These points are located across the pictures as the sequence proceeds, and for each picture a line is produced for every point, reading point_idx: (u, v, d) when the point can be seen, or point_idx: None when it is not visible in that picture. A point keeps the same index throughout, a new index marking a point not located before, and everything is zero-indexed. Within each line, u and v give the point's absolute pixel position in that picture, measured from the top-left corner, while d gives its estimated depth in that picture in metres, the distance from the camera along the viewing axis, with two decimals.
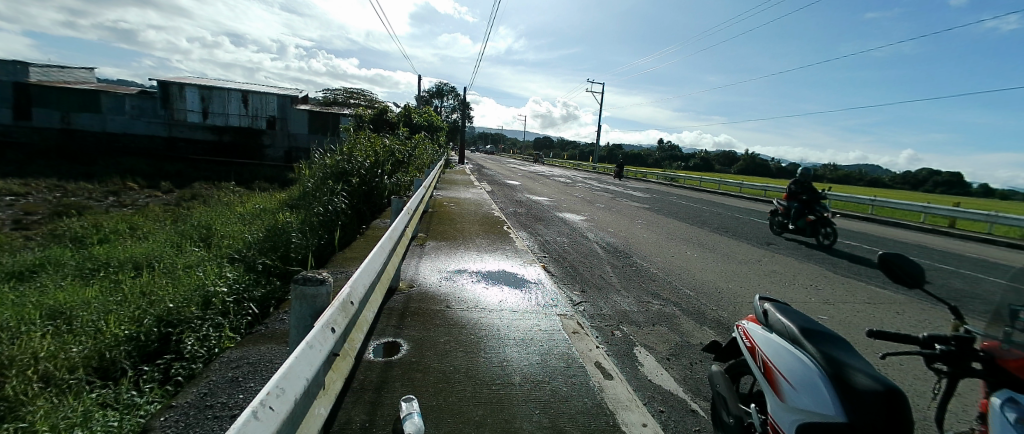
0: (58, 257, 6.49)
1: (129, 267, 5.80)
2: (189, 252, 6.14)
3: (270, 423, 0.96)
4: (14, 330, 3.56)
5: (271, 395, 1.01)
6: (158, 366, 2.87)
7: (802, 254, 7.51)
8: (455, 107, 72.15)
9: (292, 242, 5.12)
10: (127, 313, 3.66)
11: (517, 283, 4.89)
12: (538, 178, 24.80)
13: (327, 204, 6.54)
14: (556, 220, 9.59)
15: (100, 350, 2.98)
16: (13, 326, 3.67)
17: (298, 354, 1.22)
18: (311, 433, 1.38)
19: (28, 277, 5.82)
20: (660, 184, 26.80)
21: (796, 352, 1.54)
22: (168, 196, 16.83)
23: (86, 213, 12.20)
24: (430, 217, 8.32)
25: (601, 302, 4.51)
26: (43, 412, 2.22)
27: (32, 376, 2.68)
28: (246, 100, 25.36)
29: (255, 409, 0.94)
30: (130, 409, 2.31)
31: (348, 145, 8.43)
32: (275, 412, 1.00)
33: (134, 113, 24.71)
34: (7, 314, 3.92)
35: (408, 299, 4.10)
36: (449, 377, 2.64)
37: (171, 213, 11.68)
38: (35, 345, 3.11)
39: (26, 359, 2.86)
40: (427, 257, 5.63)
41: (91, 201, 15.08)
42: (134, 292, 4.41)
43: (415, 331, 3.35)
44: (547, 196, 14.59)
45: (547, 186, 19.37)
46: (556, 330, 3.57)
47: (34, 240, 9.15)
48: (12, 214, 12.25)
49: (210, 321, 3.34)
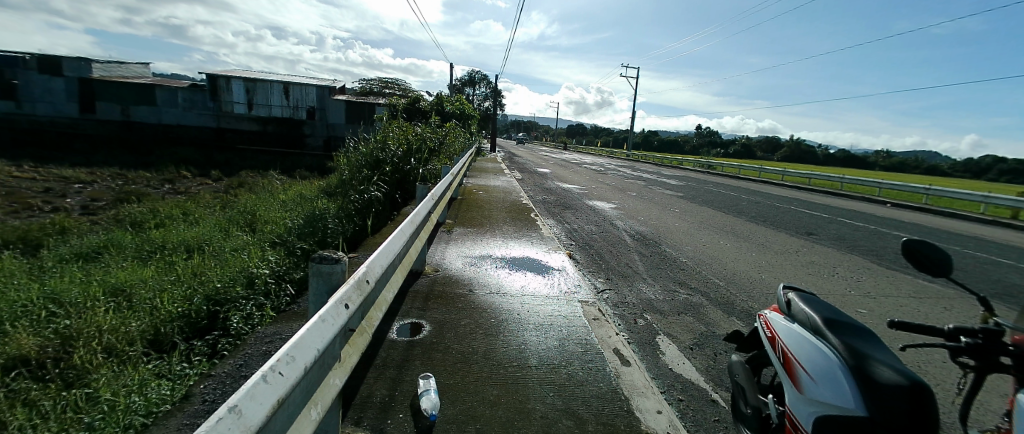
0: (119, 240, 7.03)
1: (182, 250, 6.28)
2: (236, 237, 6.55)
3: (279, 387, 1.03)
4: (84, 306, 3.99)
5: (279, 361, 1.07)
6: (207, 340, 3.13)
7: (844, 245, 7.07)
8: (488, 96, 72.63)
9: (329, 228, 5.39)
10: (179, 292, 3.98)
11: (540, 270, 4.91)
12: (568, 165, 24.79)
13: (362, 192, 6.78)
14: (585, 207, 9.47)
15: (155, 325, 3.27)
16: (83, 302, 4.11)
17: (309, 326, 1.30)
18: (324, 400, 1.47)
19: (93, 257, 6.36)
20: (694, 172, 25.79)
21: (816, 342, 1.48)
22: (216, 184, 17.98)
23: (145, 200, 13.18)
24: (459, 203, 8.39)
25: (626, 290, 4.46)
26: (105, 379, 2.51)
27: (97, 347, 3.00)
28: (287, 91, 26.51)
29: (264, 373, 1.01)
30: (180, 379, 2.53)
31: (381, 134, 8.69)
32: (284, 377, 1.07)
33: (186, 105, 26.25)
34: (77, 291, 4.36)
35: (433, 283, 4.23)
36: (468, 357, 2.72)
37: (220, 200, 12.45)
38: (101, 319, 3.46)
39: (94, 332, 3.19)
40: (453, 243, 5.73)
41: (149, 188, 16.28)
42: (186, 272, 4.79)
43: (437, 313, 3.46)
44: (577, 183, 14.49)
45: (578, 173, 19.11)
46: (576, 316, 3.59)
47: (100, 224, 9.98)
48: (81, 201, 13.38)
49: (254, 300, 3.60)
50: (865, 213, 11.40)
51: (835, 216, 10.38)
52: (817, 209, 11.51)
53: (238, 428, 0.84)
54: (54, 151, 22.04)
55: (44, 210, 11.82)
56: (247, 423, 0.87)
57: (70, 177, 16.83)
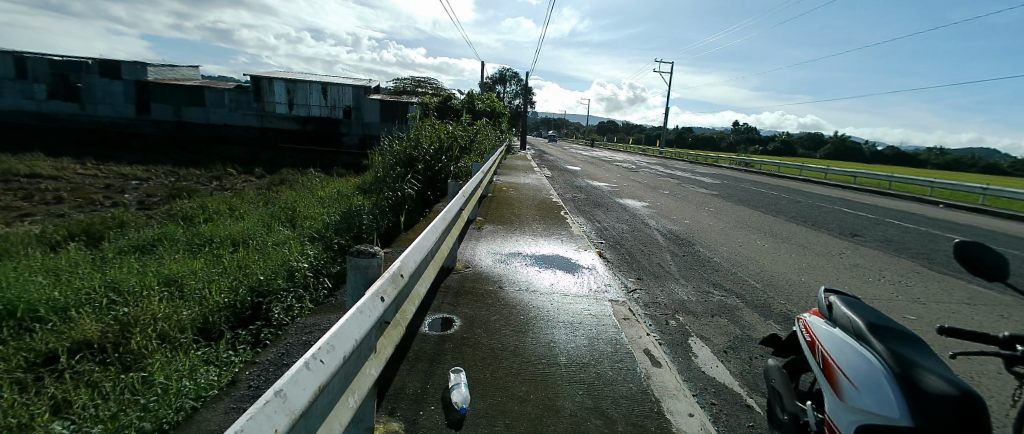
0: (172, 233, 7.54)
1: (228, 243, 6.70)
2: (278, 231, 6.92)
3: (321, 374, 1.11)
4: (141, 295, 4.36)
5: (320, 349, 1.15)
6: (251, 330, 3.35)
7: (892, 247, 6.65)
8: (518, 93, 72.75)
9: (364, 224, 5.60)
10: (225, 283, 4.27)
11: (570, 268, 4.91)
12: (599, 163, 24.48)
13: (396, 190, 6.97)
14: (615, 205, 9.35)
15: (204, 314, 3.53)
16: (140, 291, 4.49)
17: (348, 317, 1.38)
18: (361, 390, 1.55)
19: (150, 248, 6.87)
20: (730, 169, 24.83)
21: (858, 348, 1.43)
22: (259, 181, 18.95)
23: (195, 196, 14.08)
24: (489, 201, 8.47)
25: (657, 290, 4.38)
26: (159, 364, 2.76)
27: (152, 334, 3.29)
28: (325, 92, 27.55)
29: (307, 360, 1.09)
30: (227, 365, 2.73)
31: (414, 132, 8.90)
32: (324, 365, 1.15)
33: (232, 105, 27.73)
34: (135, 281, 4.77)
35: (463, 278, 4.32)
36: (498, 353, 2.77)
37: (262, 197, 13.12)
38: (156, 307, 3.77)
39: (150, 319, 3.49)
40: (483, 239, 5.81)
41: (199, 185, 17.36)
42: (232, 265, 5.11)
43: (467, 309, 3.54)
44: (607, 181, 14.31)
45: (609, 171, 18.83)
46: (605, 315, 3.57)
47: (156, 218, 10.75)
48: (138, 197, 14.42)
49: (294, 293, 3.82)
50: (916, 214, 10.67)
51: (883, 217, 9.76)
52: (863, 209, 10.87)
53: (282, 412, 0.93)
54: (116, 149, 23.83)
55: (106, 205, 12.81)
56: (290, 406, 0.96)
57: (129, 175, 18.15)
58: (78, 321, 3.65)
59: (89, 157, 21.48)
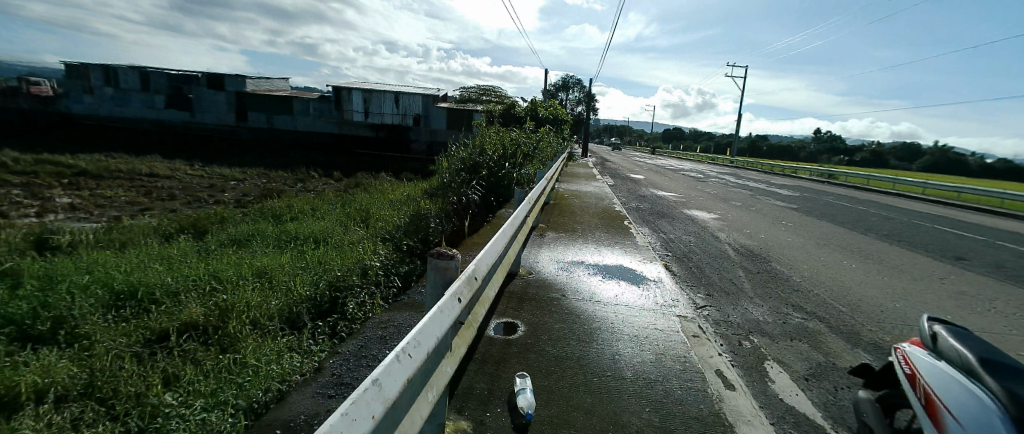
0: (264, 229, 8.46)
1: (310, 240, 7.40)
2: (353, 231, 7.51)
3: (407, 367, 1.25)
4: (239, 284, 5.02)
5: (408, 344, 1.29)
6: (329, 322, 3.71)
7: (1015, 274, 5.73)
8: (581, 100, 72.25)
9: (431, 228, 5.91)
10: (308, 277, 4.76)
11: (635, 280, 4.82)
12: (664, 171, 23.57)
13: (461, 194, 7.21)
14: (681, 216, 8.98)
15: (289, 304, 3.98)
16: (238, 280, 5.15)
17: (430, 316, 1.51)
18: (438, 385, 1.68)
19: (247, 242, 7.77)
20: (809, 181, 22.73)
21: (969, 385, 1.30)
22: (338, 184, 20.64)
23: (282, 196, 15.65)
24: (551, 208, 8.54)
25: (729, 308, 4.16)
26: (250, 348, 3.20)
27: (246, 320, 3.79)
28: (397, 100, 29.50)
29: (398, 354, 1.23)
30: (307, 353, 3.09)
31: (478, 139, 9.20)
32: (411, 358, 1.29)
33: (316, 113, 30.55)
34: (234, 271, 5.48)
35: (527, 285, 4.42)
36: (562, 362, 2.82)
37: (339, 198, 14.25)
38: (251, 295, 4.31)
39: (245, 307, 4.03)
40: (546, 247, 5.89)
41: (286, 186, 19.28)
42: (313, 260, 5.66)
43: (531, 315, 3.62)
44: (673, 191, 13.75)
45: (675, 180, 18.06)
46: (673, 331, 3.47)
47: (251, 214, 12.09)
48: (237, 196, 16.31)
49: (366, 290, 4.16)
50: None
51: (1003, 239, 8.42)
52: (978, 229, 9.45)
53: (377, 401, 1.07)
54: (221, 153, 27.13)
55: (212, 203, 14.66)
56: (384, 395, 1.10)
57: (230, 176, 20.58)
58: (189, 304, 4.30)
59: (200, 159, 24.72)
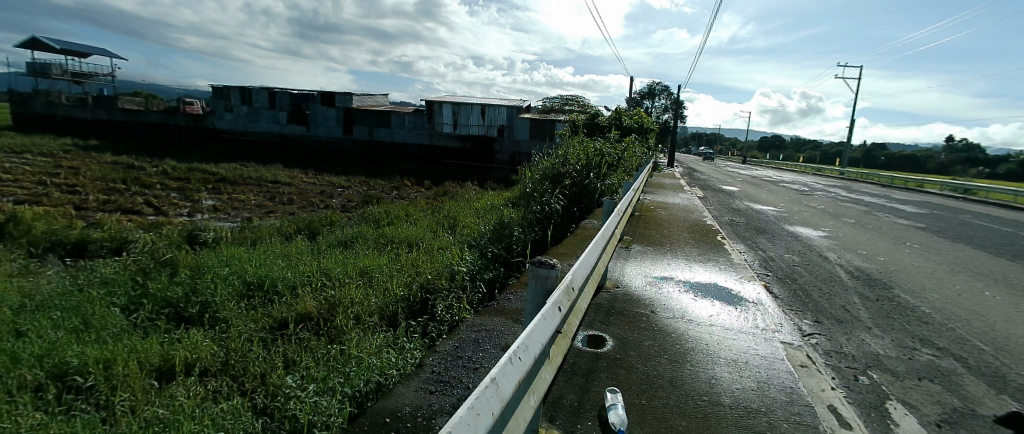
0: (366, 232, 9.29)
1: (404, 244, 8.00)
2: (441, 237, 7.98)
3: (517, 371, 1.33)
4: (344, 281, 5.62)
5: (518, 348, 1.39)
6: (421, 322, 4.04)
7: None
8: (665, 107, 69.36)
9: (514, 236, 6.08)
10: (402, 278, 5.17)
11: (731, 301, 4.51)
12: (760, 183, 21.69)
13: (544, 204, 7.28)
14: (783, 233, 8.22)
15: (386, 303, 4.37)
16: (342, 278, 5.77)
17: (535, 323, 1.60)
18: (539, 390, 1.74)
19: (352, 243, 8.62)
20: (941, 196, 19.51)
21: None
22: (428, 192, 21.95)
23: (379, 202, 17.04)
24: (636, 220, 8.31)
25: (843, 339, 3.72)
26: (354, 340, 3.59)
27: (350, 314, 4.23)
28: (484, 112, 30.62)
29: (510, 357, 1.32)
30: (402, 350, 3.39)
31: (562, 149, 9.26)
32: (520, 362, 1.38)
33: (411, 126, 32.69)
34: (340, 269, 6.13)
35: (614, 298, 4.36)
36: (654, 381, 2.74)
37: (429, 206, 15.15)
38: (354, 292, 4.80)
39: (350, 302, 4.52)
40: (633, 260, 5.76)
41: (385, 194, 20.95)
42: (406, 263, 6.12)
43: (619, 329, 3.57)
44: (772, 205, 12.60)
45: (774, 193, 16.53)
46: (776, 358, 3.20)
47: (355, 218, 13.33)
48: (342, 201, 18.06)
49: (454, 293, 4.44)
50: None
51: None
52: None
53: (495, 399, 1.15)
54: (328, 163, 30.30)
55: (322, 207, 16.40)
56: (501, 395, 1.19)
57: (336, 183, 22.90)
58: (304, 297, 4.91)
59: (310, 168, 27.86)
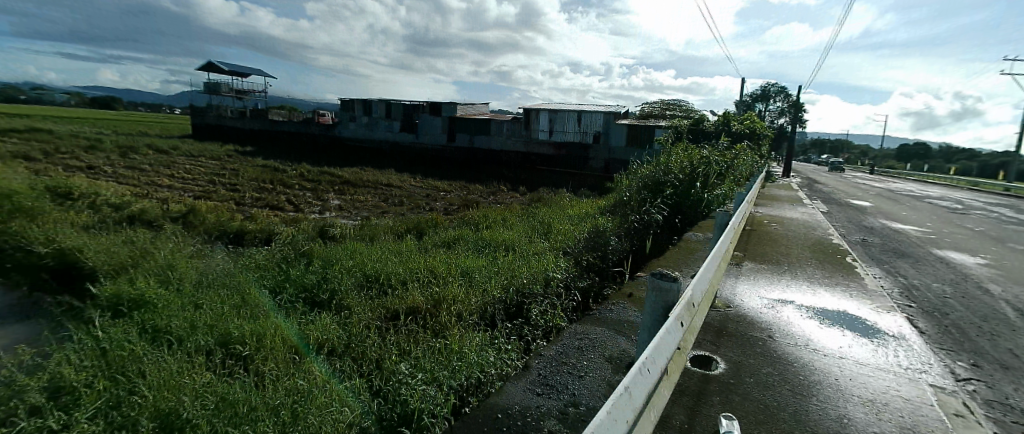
0: (467, 235, 9.86)
1: (502, 247, 8.37)
2: (537, 242, 8.21)
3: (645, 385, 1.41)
4: (446, 279, 6.07)
5: (647, 362, 1.46)
6: (518, 325, 4.27)
7: None
8: (773, 109, 63.14)
9: (611, 245, 6.03)
10: (498, 280, 5.45)
11: (866, 333, 4.06)
12: (897, 198, 18.81)
13: (643, 214, 7.10)
14: (930, 258, 7.14)
15: (486, 303, 4.63)
16: (445, 276, 6.22)
17: (660, 338, 1.64)
18: (658, 402, 1.75)
19: (455, 244, 9.23)
20: None
21: None
22: (523, 197, 22.51)
23: (477, 206, 17.87)
24: (748, 235, 7.78)
25: (1012, 390, 3.16)
26: (456, 336, 3.87)
27: (453, 312, 4.54)
28: (580, 119, 30.87)
29: (639, 369, 1.40)
30: (500, 349, 3.60)
31: (663, 157, 8.98)
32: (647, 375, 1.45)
33: (508, 133, 33.52)
34: (444, 268, 6.60)
35: (725, 318, 4.19)
36: (774, 412, 2.62)
37: (524, 211, 15.56)
38: (456, 291, 5.11)
39: (453, 300, 4.87)
40: (745, 278, 5.44)
41: (483, 198, 21.91)
42: (503, 267, 6.38)
43: (733, 352, 3.44)
44: (915, 224, 10.91)
45: (916, 210, 14.28)
46: (921, 403, 2.84)
47: (456, 220, 14.16)
48: (444, 204, 19.24)
49: (549, 299, 4.58)
50: None
51: None
52: None
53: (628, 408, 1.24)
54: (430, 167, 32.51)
55: (427, 209, 17.65)
56: (632, 405, 1.28)
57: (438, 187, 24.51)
58: (413, 292, 5.39)
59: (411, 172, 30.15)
